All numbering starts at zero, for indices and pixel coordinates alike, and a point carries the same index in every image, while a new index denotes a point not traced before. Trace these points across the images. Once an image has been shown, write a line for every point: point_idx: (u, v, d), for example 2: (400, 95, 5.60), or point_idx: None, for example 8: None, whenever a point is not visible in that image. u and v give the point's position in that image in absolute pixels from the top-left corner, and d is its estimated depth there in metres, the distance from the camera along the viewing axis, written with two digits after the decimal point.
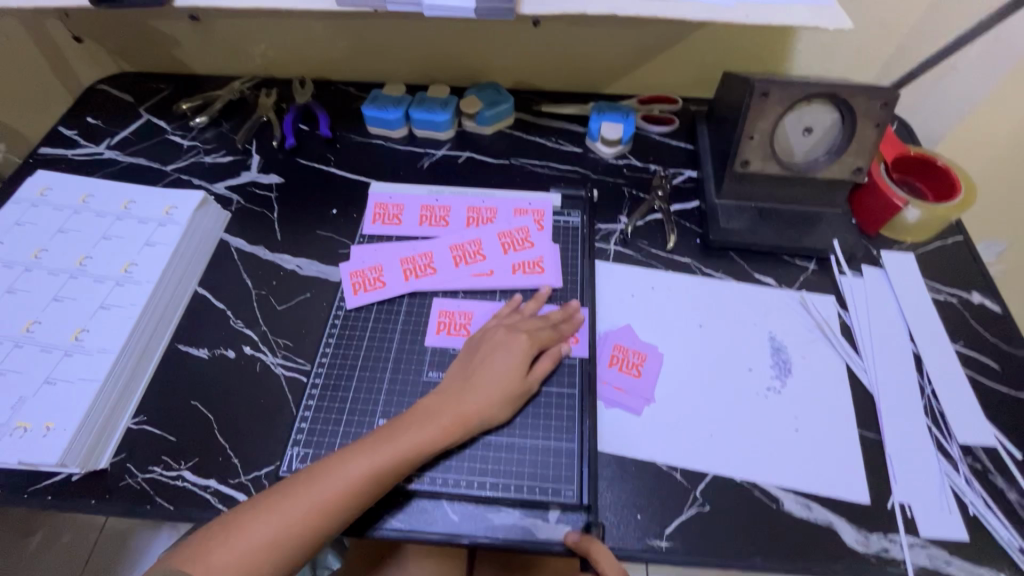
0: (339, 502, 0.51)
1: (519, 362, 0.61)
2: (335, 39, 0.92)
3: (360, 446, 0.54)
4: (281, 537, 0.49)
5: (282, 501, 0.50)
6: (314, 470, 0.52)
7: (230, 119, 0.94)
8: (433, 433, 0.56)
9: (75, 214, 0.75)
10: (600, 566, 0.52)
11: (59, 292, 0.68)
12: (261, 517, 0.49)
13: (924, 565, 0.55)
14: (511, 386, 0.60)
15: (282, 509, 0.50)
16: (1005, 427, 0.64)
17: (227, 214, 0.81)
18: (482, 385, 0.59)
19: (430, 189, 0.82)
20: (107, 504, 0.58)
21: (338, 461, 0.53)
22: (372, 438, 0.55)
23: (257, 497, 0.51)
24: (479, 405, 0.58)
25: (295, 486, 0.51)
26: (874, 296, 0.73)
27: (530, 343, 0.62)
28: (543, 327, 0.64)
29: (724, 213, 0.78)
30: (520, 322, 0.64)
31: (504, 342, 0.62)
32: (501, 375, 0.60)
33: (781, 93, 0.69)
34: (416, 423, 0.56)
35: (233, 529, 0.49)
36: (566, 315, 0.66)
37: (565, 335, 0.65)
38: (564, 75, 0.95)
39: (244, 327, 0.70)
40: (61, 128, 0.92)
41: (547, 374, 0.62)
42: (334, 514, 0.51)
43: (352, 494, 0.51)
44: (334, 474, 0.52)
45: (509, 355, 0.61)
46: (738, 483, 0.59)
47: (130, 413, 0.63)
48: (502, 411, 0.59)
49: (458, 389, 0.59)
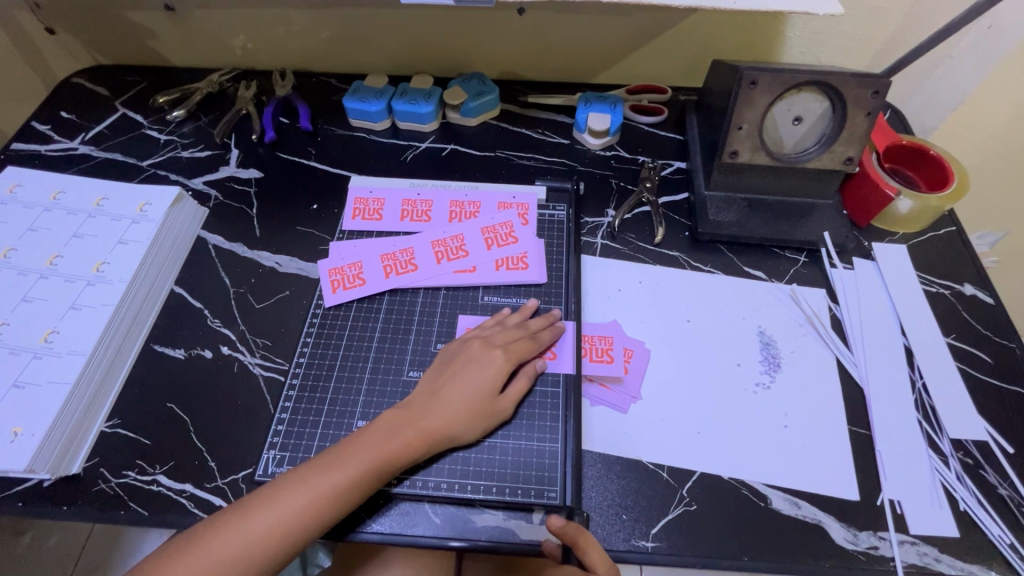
0: (303, 518, 0.50)
1: (491, 378, 0.58)
2: (315, 29, 0.90)
3: (324, 459, 0.53)
4: (244, 554, 0.48)
5: (244, 517, 0.49)
6: (278, 483, 0.51)
7: (209, 113, 0.91)
8: (398, 447, 0.54)
9: (46, 212, 0.73)
10: (587, 555, 0.50)
11: (29, 293, 0.66)
12: (223, 533, 0.48)
13: (913, 563, 0.54)
14: (482, 403, 0.58)
15: (246, 524, 0.49)
16: (997, 421, 0.63)
17: (205, 210, 0.79)
18: (451, 400, 0.57)
19: (412, 183, 0.80)
20: (80, 510, 0.56)
21: (302, 475, 0.51)
22: (338, 450, 0.53)
23: (220, 512, 0.50)
24: (448, 421, 0.56)
25: (259, 500, 0.50)
26: (865, 288, 0.72)
27: (506, 358, 0.60)
28: (520, 342, 0.62)
29: (713, 205, 0.77)
30: (498, 334, 0.62)
31: (478, 356, 0.60)
32: (472, 391, 0.58)
33: (769, 81, 0.67)
34: (381, 436, 0.54)
35: (195, 545, 0.48)
36: (546, 324, 0.64)
37: (543, 348, 0.63)
38: (551, 64, 0.93)
39: (222, 326, 0.69)
40: (35, 123, 0.90)
41: (522, 392, 0.60)
42: (297, 530, 0.49)
43: (315, 511, 0.50)
44: (298, 488, 0.50)
45: (479, 369, 0.59)
46: (725, 481, 0.58)
47: (103, 416, 0.62)
48: (474, 427, 0.57)
49: (427, 403, 0.57)
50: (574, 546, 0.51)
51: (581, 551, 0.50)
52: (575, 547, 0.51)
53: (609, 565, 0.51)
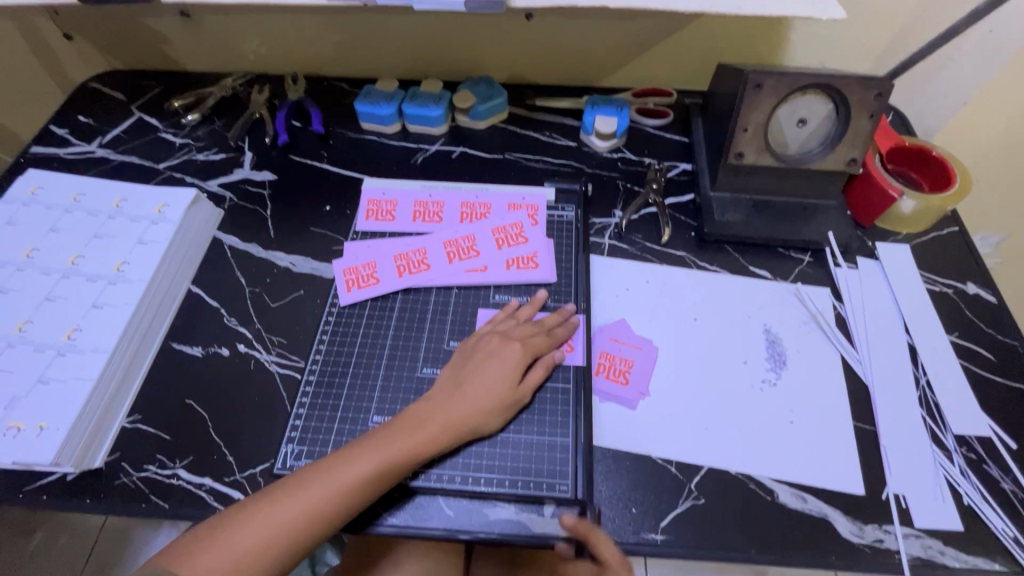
0: (325, 507, 0.51)
1: (511, 370, 0.60)
2: (326, 34, 0.92)
3: (347, 452, 0.54)
4: (270, 541, 0.49)
5: (268, 506, 0.50)
6: (303, 474, 0.53)
7: (222, 116, 0.93)
8: (422, 439, 0.55)
9: (66, 213, 0.75)
10: (599, 548, 0.53)
11: (51, 292, 0.67)
12: (248, 522, 0.49)
13: (918, 556, 0.55)
14: (503, 394, 0.59)
15: (271, 512, 0.50)
16: (1000, 417, 0.64)
17: (220, 212, 0.80)
18: (473, 392, 0.59)
19: (423, 185, 0.81)
20: (102, 503, 0.58)
21: (326, 466, 0.53)
22: (360, 443, 0.55)
23: (245, 501, 0.52)
24: (469, 413, 0.58)
25: (283, 490, 0.51)
26: (869, 287, 0.73)
27: (524, 351, 0.62)
28: (536, 337, 0.64)
29: (719, 206, 0.78)
30: (514, 329, 0.64)
31: (497, 350, 0.61)
32: (493, 382, 0.59)
33: (774, 84, 0.68)
34: (404, 429, 0.56)
35: (220, 534, 0.49)
36: (561, 319, 0.67)
37: (559, 341, 0.65)
38: (558, 68, 0.94)
39: (238, 325, 0.70)
40: (53, 127, 0.92)
41: (538, 382, 0.62)
42: (321, 518, 0.51)
43: (340, 501, 0.51)
44: (323, 479, 0.52)
45: (500, 361, 0.60)
46: (733, 475, 0.59)
47: (124, 412, 0.63)
48: (494, 418, 0.59)
49: (448, 396, 0.59)
50: (586, 540, 0.54)
51: (593, 544, 0.53)
52: (587, 541, 0.54)
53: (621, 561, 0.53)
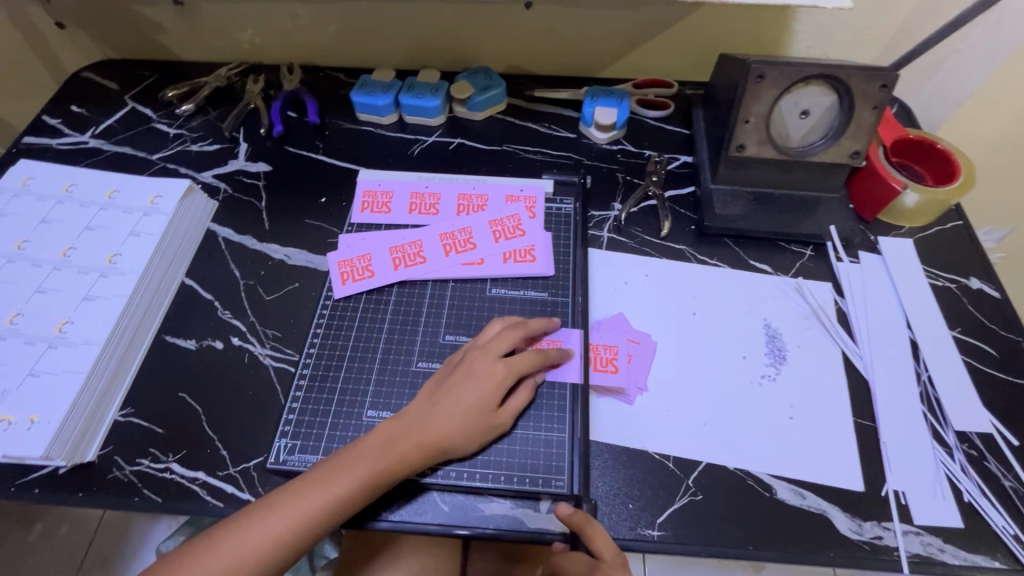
0: (290, 532, 0.51)
1: (492, 393, 0.57)
2: (322, 24, 0.90)
3: (315, 475, 0.53)
4: (237, 565, 0.50)
5: (236, 530, 0.50)
6: (273, 496, 0.52)
7: (217, 106, 0.92)
8: (391, 464, 0.54)
9: (59, 205, 0.74)
10: (594, 542, 0.51)
11: (43, 284, 0.67)
12: (215, 545, 0.50)
13: (918, 553, 0.55)
14: (480, 417, 0.57)
15: (239, 536, 0.50)
16: (1003, 414, 0.63)
17: (214, 204, 0.79)
18: (448, 412, 0.56)
19: (419, 177, 0.81)
20: (94, 497, 0.57)
21: (293, 491, 0.52)
22: (329, 465, 0.54)
23: (216, 522, 0.52)
24: (443, 436, 0.55)
25: (252, 513, 0.51)
26: (871, 282, 0.72)
27: (506, 371, 0.58)
28: (522, 356, 0.60)
29: (719, 199, 0.77)
30: (498, 344, 0.60)
31: (479, 367, 0.58)
32: (470, 404, 0.57)
33: (777, 75, 0.67)
34: (374, 450, 0.54)
35: (189, 558, 0.50)
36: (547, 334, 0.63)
37: (549, 361, 0.61)
38: (558, 58, 0.93)
39: (233, 318, 0.69)
40: (46, 117, 0.91)
41: (522, 404, 0.59)
42: (285, 544, 0.51)
43: (304, 527, 0.51)
44: (288, 505, 0.51)
45: (480, 380, 0.58)
46: (731, 471, 0.59)
47: (116, 406, 0.63)
48: (469, 441, 0.56)
49: (424, 414, 0.56)
50: (581, 534, 0.52)
51: (588, 539, 0.51)
52: (582, 535, 0.52)
53: (616, 556, 0.52)
